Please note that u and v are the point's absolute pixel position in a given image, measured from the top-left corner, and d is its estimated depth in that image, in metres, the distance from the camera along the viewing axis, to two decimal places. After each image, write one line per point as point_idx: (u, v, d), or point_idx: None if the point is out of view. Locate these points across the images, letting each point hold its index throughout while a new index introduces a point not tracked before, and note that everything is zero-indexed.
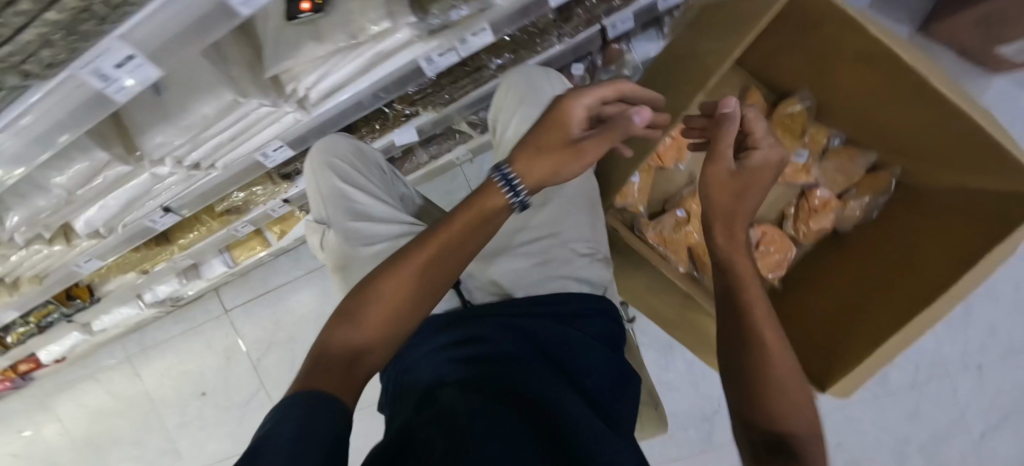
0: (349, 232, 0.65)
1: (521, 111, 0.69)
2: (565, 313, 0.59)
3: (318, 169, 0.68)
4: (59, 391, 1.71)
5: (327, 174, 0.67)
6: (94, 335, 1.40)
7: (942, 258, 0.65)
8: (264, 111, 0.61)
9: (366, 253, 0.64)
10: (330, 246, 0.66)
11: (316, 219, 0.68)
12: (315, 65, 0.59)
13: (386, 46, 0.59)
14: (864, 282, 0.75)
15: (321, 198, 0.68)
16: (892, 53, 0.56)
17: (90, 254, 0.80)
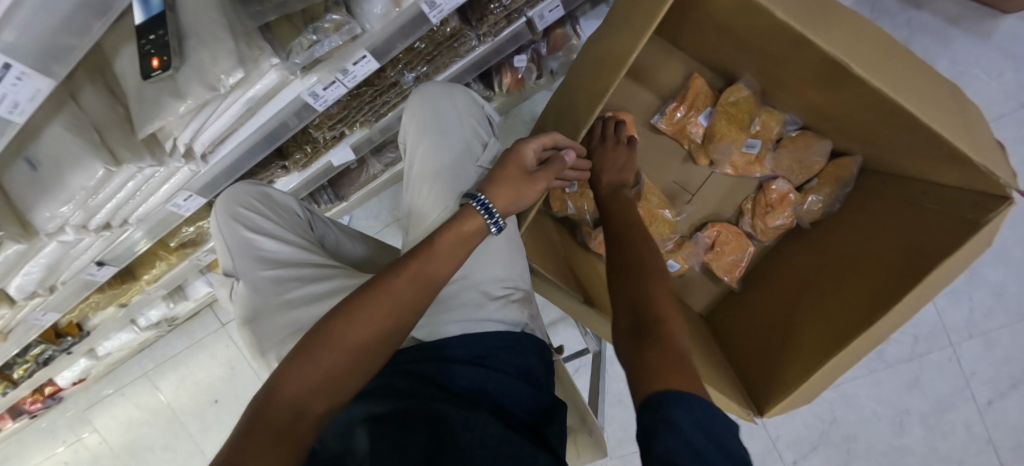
0: (259, 283, 0.61)
1: (424, 140, 0.62)
2: (478, 354, 0.59)
3: (223, 221, 0.63)
4: (90, 407, 1.84)
5: (232, 224, 0.62)
6: (102, 358, 1.48)
7: (888, 259, 0.59)
8: (150, 171, 0.59)
9: (277, 305, 0.59)
10: (240, 300, 0.61)
11: (226, 271, 0.63)
12: (186, 120, 0.55)
13: (256, 91, 0.55)
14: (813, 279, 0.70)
15: (228, 249, 0.63)
16: (817, 40, 0.48)
17: (44, 308, 0.83)
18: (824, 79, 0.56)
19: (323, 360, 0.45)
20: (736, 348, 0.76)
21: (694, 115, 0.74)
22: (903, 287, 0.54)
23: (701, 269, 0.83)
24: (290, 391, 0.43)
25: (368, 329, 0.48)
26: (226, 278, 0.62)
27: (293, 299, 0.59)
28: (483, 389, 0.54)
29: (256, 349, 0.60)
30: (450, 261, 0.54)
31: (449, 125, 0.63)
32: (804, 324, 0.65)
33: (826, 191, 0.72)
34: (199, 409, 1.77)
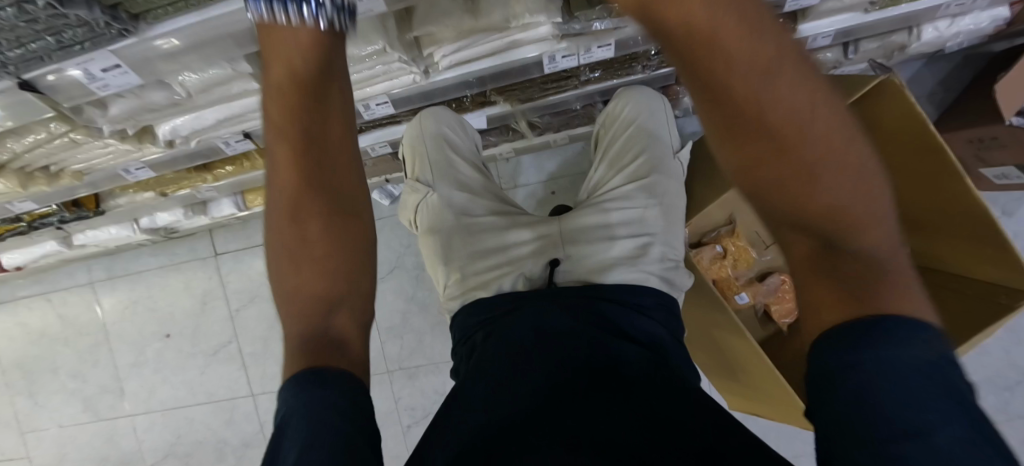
0: (452, 198, 0.76)
1: (637, 125, 0.80)
2: (641, 303, 0.66)
3: (429, 135, 0.77)
4: (10, 302, 1.69)
5: (442, 143, 0.77)
6: (71, 249, 1.31)
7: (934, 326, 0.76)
8: (396, 66, 0.63)
9: (463, 222, 0.75)
10: (431, 206, 0.76)
11: (421, 180, 0.77)
12: (456, 37, 0.61)
13: (525, 36, 0.63)
14: None
15: (428, 162, 0.77)
16: (952, 160, 0.66)
17: (144, 162, 0.78)
18: (927, 184, 0.74)
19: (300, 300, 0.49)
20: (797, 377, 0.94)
21: None
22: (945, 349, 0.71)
23: (760, 310, 1.00)
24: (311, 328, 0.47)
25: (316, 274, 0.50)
26: (421, 187, 0.77)
27: (481, 222, 0.76)
28: (656, 337, 0.62)
29: (436, 254, 0.75)
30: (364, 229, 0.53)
31: (658, 128, 0.81)
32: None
33: None
34: (142, 340, 1.62)
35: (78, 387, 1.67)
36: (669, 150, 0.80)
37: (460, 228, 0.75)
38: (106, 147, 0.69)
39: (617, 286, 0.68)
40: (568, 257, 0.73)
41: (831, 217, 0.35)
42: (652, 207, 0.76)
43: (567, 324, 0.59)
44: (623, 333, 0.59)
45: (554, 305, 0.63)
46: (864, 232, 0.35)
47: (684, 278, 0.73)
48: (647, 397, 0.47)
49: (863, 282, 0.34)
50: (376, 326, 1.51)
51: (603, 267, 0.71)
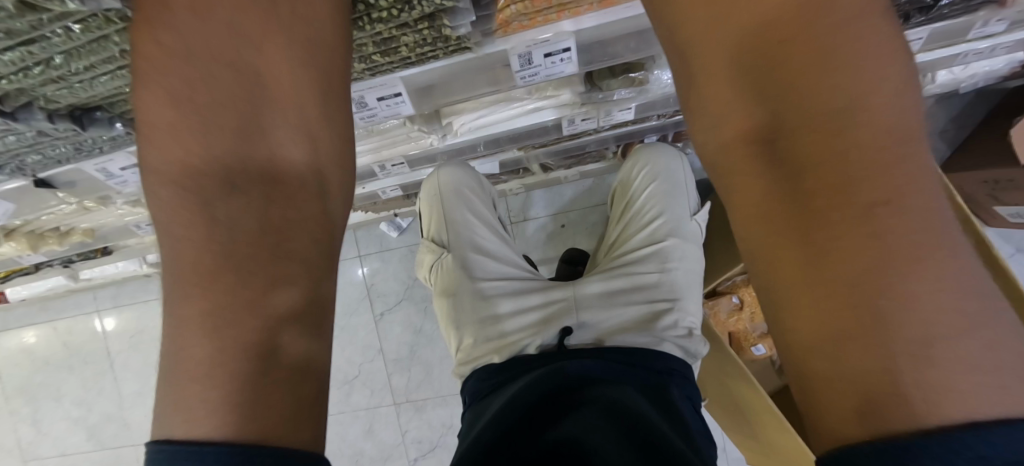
0: (467, 259, 0.75)
1: (655, 186, 0.80)
2: (660, 365, 0.64)
3: (446, 194, 0.77)
4: (15, 327, 1.68)
5: (461, 204, 0.76)
6: (78, 283, 1.30)
7: None
8: (414, 134, 0.63)
9: (478, 283, 0.74)
10: (446, 267, 0.75)
11: (436, 241, 0.77)
12: (476, 107, 0.60)
13: (546, 105, 0.62)
14: None
15: (444, 222, 0.77)
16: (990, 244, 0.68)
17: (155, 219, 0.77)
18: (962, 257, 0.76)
19: (191, 324, 0.29)
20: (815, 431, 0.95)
21: None
22: None
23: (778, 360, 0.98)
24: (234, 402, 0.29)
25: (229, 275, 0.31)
26: (437, 247, 0.76)
27: (497, 286, 0.75)
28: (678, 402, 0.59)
29: (449, 315, 0.74)
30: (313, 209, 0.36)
31: (676, 188, 0.80)
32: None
33: None
34: (147, 369, 1.61)
35: (81, 415, 1.66)
36: (686, 210, 0.80)
37: (474, 290, 0.73)
38: (118, 211, 0.68)
39: (620, 347, 0.66)
40: (583, 324, 0.71)
41: (877, 304, 0.25)
42: (669, 270, 0.75)
43: (592, 371, 0.60)
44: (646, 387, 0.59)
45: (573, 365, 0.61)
46: (926, 345, 0.24)
47: (701, 347, 0.71)
48: (659, 438, 0.47)
49: (872, 368, 0.25)
50: (383, 357, 1.50)
51: (618, 334, 0.70)
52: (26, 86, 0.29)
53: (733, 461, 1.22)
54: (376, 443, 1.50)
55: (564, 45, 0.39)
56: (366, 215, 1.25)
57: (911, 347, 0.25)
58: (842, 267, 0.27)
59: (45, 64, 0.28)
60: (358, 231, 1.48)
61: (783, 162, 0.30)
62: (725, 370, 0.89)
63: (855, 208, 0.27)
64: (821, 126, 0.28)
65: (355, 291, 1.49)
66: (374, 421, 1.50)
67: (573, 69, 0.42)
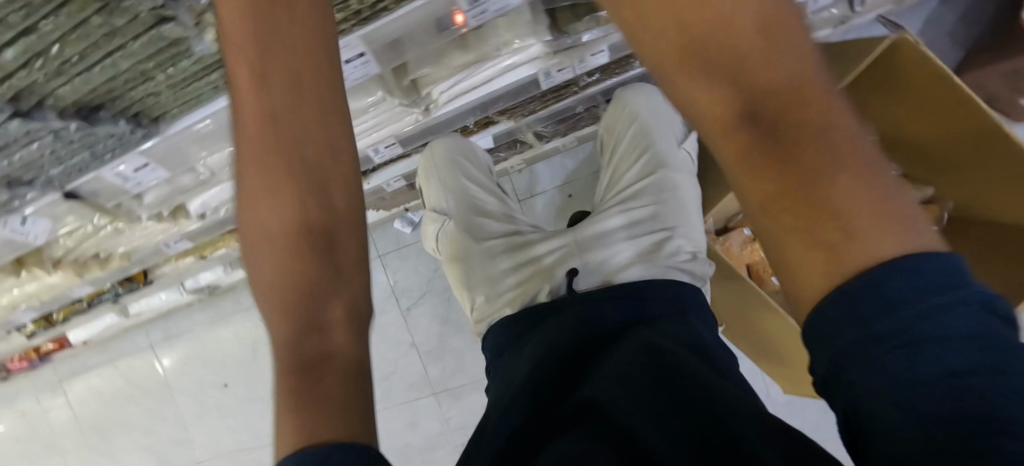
0: (470, 222, 0.78)
1: (637, 125, 0.82)
2: (673, 297, 0.64)
3: (440, 162, 0.79)
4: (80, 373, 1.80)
5: (454, 175, 0.79)
6: (130, 318, 1.40)
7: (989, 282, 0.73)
8: (397, 110, 0.66)
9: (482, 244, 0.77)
10: (449, 232, 0.78)
11: (437, 209, 0.80)
12: (451, 74, 0.63)
13: (518, 59, 0.64)
14: None
15: (442, 190, 0.79)
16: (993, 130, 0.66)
17: (181, 235, 0.83)
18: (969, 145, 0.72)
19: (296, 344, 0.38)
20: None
21: None
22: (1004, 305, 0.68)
23: None
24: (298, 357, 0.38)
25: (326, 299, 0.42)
26: (438, 217, 0.79)
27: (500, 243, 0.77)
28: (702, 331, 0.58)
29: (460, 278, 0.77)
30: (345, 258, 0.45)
31: (659, 122, 0.82)
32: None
33: None
34: (203, 392, 1.71)
35: (152, 444, 1.77)
36: (672, 141, 0.81)
37: (479, 250, 0.76)
38: (146, 229, 0.74)
39: (629, 283, 0.66)
40: (587, 265, 0.72)
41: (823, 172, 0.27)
42: (666, 201, 0.76)
43: (598, 318, 0.60)
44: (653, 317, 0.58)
45: (590, 318, 0.59)
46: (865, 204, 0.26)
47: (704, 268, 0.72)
48: (672, 359, 0.46)
49: (825, 238, 0.26)
50: (416, 351, 1.54)
51: (622, 266, 0.71)
52: (34, 82, 0.35)
53: (778, 404, 1.20)
54: (422, 434, 1.55)
55: None
56: (378, 213, 1.30)
57: (854, 215, 0.26)
58: (783, 146, 0.28)
59: (44, 56, 0.33)
60: (374, 233, 1.53)
61: (718, 72, 0.31)
62: (749, 305, 0.88)
63: (781, 106, 0.29)
64: (735, 55, 0.31)
65: (380, 291, 1.55)
66: (417, 413, 1.55)
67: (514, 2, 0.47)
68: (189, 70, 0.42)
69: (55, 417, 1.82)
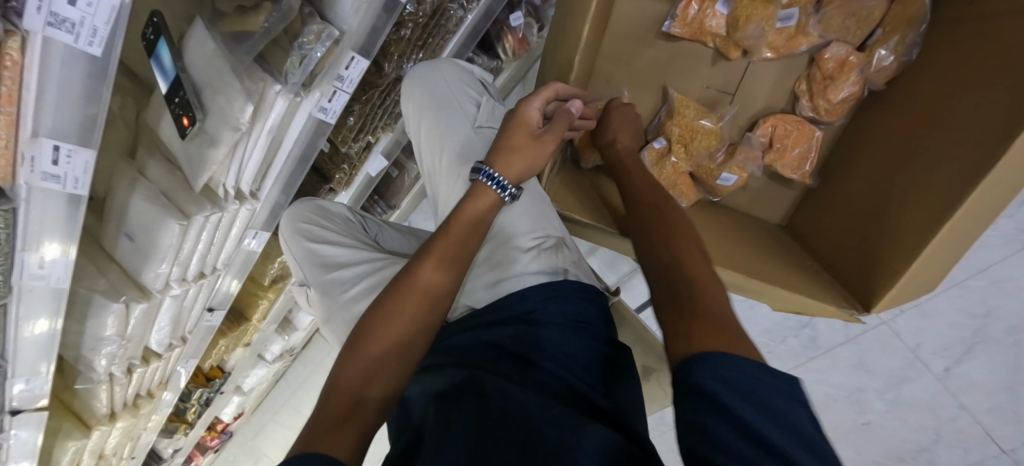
0: (326, 283, 0.67)
1: (424, 124, 0.62)
2: (542, 298, 0.59)
3: (290, 235, 0.72)
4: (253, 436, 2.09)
5: (296, 237, 0.71)
6: (248, 393, 1.73)
7: (982, 117, 0.48)
8: (215, 218, 0.66)
9: (342, 301, 0.65)
10: (316, 302, 0.68)
11: (299, 282, 0.71)
12: (227, 165, 0.62)
13: (270, 121, 0.59)
14: (889, 150, 0.61)
15: (298, 262, 0.71)
16: None
17: (186, 357, 1.00)
18: None
19: (353, 374, 0.45)
20: (837, 258, 0.64)
21: (710, 6, 0.66)
22: (1000, 139, 0.44)
23: (764, 175, 0.75)
24: (333, 409, 0.41)
25: (393, 333, 0.48)
26: (300, 287, 0.71)
27: (356, 295, 0.64)
28: (570, 349, 0.55)
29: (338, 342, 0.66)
30: (417, 322, 0.49)
31: (450, 111, 0.61)
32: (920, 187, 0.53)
33: (896, 40, 0.60)
34: None
35: None
36: (471, 132, 0.61)
37: (342, 307, 0.65)
38: (145, 370, 0.90)
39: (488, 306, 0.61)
40: None
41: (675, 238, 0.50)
42: None
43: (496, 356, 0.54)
44: (550, 364, 0.52)
45: (456, 355, 0.56)
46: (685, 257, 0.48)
47: (552, 260, 0.63)
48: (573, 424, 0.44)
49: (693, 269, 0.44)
50: None
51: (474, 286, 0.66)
52: None
53: None
54: None
55: (49, 148, 0.36)
56: None
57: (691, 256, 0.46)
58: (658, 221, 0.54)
59: None
60: None
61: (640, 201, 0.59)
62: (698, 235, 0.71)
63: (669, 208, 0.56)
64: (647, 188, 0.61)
65: None
66: None
67: (95, 150, 0.39)
68: (41, 299, 0.48)
69: None
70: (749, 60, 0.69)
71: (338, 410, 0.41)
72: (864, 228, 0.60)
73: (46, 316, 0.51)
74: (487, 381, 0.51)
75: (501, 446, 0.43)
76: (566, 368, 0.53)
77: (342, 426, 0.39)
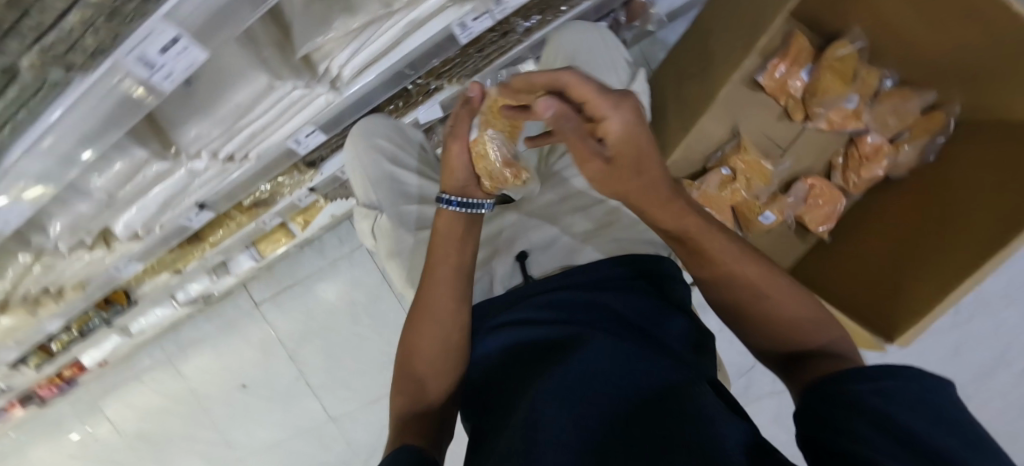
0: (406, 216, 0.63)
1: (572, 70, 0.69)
2: (626, 271, 0.58)
3: (362, 151, 0.64)
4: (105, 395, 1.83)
5: (377, 157, 0.64)
6: (133, 336, 1.42)
7: (993, 208, 0.63)
8: (298, 95, 0.58)
9: (422, 240, 0.63)
10: (384, 231, 0.63)
11: (365, 205, 0.64)
12: (347, 41, 0.56)
13: (419, 13, 0.56)
14: (910, 221, 0.76)
15: (369, 183, 0.64)
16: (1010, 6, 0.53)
17: (128, 257, 0.81)
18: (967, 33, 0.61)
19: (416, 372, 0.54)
20: (855, 298, 0.78)
21: (797, 71, 0.77)
22: (1012, 227, 0.59)
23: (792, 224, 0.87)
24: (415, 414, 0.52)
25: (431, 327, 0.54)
26: (368, 211, 0.64)
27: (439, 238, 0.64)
28: (657, 314, 0.54)
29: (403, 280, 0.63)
30: (450, 316, 0.54)
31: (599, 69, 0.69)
32: (934, 263, 0.68)
33: (920, 141, 0.76)
34: (227, 394, 1.76)
35: (189, 447, 1.85)
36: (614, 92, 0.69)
37: (422, 245, 0.62)
38: (82, 256, 0.70)
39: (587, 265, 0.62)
40: (537, 245, 0.70)
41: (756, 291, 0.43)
42: None
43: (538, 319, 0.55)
44: (638, 327, 0.51)
45: (529, 315, 0.55)
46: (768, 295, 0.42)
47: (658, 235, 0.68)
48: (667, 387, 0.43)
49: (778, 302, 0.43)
50: None
51: (576, 243, 0.67)
52: None
53: None
54: None
55: None
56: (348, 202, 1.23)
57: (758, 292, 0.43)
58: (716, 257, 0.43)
59: None
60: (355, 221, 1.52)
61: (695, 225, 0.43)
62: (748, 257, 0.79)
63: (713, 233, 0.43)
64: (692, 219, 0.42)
65: (372, 278, 1.54)
66: None
67: None
68: (123, 87, 0.38)
69: (92, 437, 1.87)
70: (807, 125, 0.83)
71: (407, 418, 0.52)
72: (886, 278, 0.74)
73: (106, 112, 0.40)
74: (564, 342, 0.49)
75: (588, 405, 0.42)
76: (656, 330, 0.52)
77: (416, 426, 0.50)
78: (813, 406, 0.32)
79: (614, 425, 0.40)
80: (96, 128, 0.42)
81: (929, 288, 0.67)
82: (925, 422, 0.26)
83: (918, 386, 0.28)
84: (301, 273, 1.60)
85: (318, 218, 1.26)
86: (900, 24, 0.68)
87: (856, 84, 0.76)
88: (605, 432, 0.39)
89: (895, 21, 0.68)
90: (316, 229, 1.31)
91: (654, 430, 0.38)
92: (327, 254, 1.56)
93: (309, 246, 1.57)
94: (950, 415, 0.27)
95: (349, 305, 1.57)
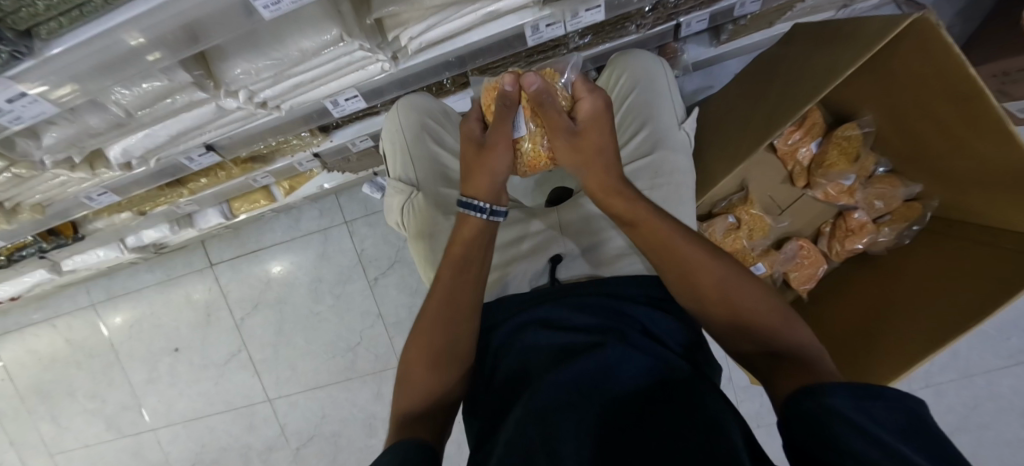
0: (440, 196, 0.69)
1: (636, 94, 0.74)
2: (649, 292, 0.59)
3: (409, 126, 0.71)
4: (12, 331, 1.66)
5: (421, 134, 0.71)
6: (62, 275, 1.27)
7: (959, 291, 0.71)
8: (358, 55, 0.55)
9: (450, 221, 0.68)
10: (417, 207, 0.69)
11: (404, 180, 0.71)
12: (424, 14, 0.54)
13: (502, 6, 0.55)
14: (882, 290, 0.84)
15: (411, 160, 0.71)
16: (1002, 118, 0.60)
17: (105, 187, 0.73)
18: (958, 134, 0.69)
19: (422, 360, 0.51)
20: (832, 353, 0.84)
21: (808, 140, 0.86)
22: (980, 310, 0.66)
23: (779, 279, 0.94)
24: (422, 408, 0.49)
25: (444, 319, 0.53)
26: (405, 187, 0.70)
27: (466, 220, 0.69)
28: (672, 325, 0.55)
29: (426, 258, 0.67)
30: (466, 294, 0.54)
31: (658, 98, 0.74)
32: (906, 329, 0.75)
33: (899, 226, 0.85)
34: (153, 355, 1.60)
35: (97, 407, 1.66)
36: (671, 122, 0.73)
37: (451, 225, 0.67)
38: (59, 175, 0.63)
39: (627, 276, 0.63)
40: (568, 252, 0.72)
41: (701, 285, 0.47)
42: (657, 188, 0.69)
43: (563, 322, 0.54)
44: (654, 338, 0.52)
45: (549, 315, 0.56)
46: (715, 289, 0.46)
47: None
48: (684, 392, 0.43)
49: (728, 293, 0.46)
50: (382, 322, 1.48)
51: (606, 259, 0.69)
52: None
53: (740, 390, 1.27)
54: (386, 405, 1.49)
55: None
56: (344, 176, 1.17)
57: (706, 279, 0.47)
58: (667, 248, 0.49)
59: None
60: (340, 197, 1.45)
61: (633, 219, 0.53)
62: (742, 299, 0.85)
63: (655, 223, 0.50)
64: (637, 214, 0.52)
65: (347, 258, 1.47)
66: (381, 388, 1.49)
67: None
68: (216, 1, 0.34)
69: None
70: (807, 191, 0.91)
71: (404, 422, 0.47)
72: (858, 337, 0.81)
73: (181, 22, 0.37)
74: (581, 340, 0.50)
75: (604, 398, 0.42)
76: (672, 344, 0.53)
77: (419, 424, 0.47)
78: (792, 418, 0.31)
79: (627, 420, 0.41)
80: (160, 37, 0.38)
81: (899, 352, 0.74)
82: (917, 450, 0.24)
83: (909, 422, 0.27)
84: (269, 240, 1.50)
85: (307, 186, 1.19)
86: (901, 111, 0.76)
87: (857, 164, 0.84)
88: (614, 425, 0.40)
89: (897, 108, 0.76)
90: (301, 197, 1.23)
91: (671, 428, 0.38)
92: (302, 226, 1.48)
93: (285, 214, 1.48)
94: (941, 443, 0.25)
95: (314, 282, 1.49)
